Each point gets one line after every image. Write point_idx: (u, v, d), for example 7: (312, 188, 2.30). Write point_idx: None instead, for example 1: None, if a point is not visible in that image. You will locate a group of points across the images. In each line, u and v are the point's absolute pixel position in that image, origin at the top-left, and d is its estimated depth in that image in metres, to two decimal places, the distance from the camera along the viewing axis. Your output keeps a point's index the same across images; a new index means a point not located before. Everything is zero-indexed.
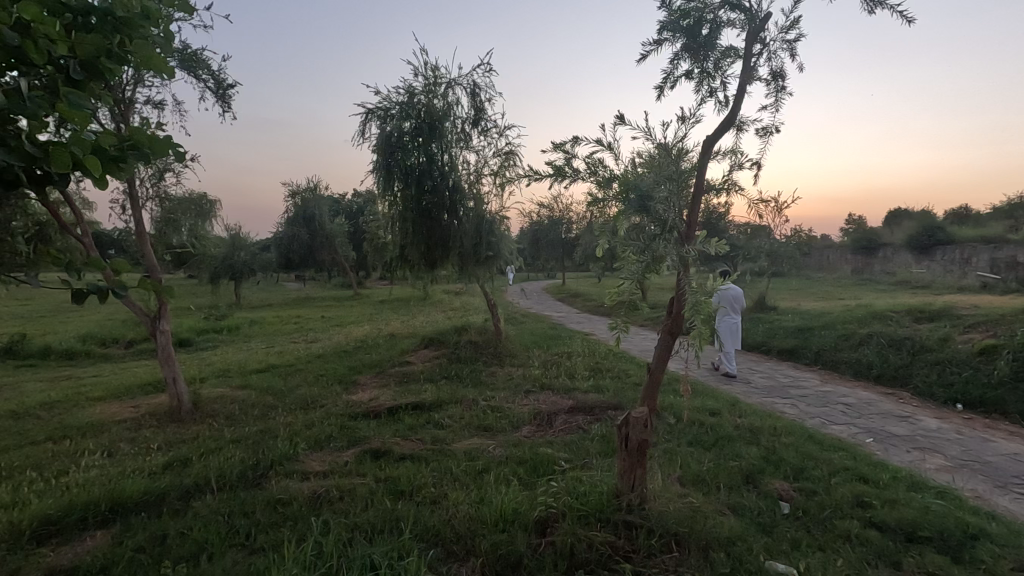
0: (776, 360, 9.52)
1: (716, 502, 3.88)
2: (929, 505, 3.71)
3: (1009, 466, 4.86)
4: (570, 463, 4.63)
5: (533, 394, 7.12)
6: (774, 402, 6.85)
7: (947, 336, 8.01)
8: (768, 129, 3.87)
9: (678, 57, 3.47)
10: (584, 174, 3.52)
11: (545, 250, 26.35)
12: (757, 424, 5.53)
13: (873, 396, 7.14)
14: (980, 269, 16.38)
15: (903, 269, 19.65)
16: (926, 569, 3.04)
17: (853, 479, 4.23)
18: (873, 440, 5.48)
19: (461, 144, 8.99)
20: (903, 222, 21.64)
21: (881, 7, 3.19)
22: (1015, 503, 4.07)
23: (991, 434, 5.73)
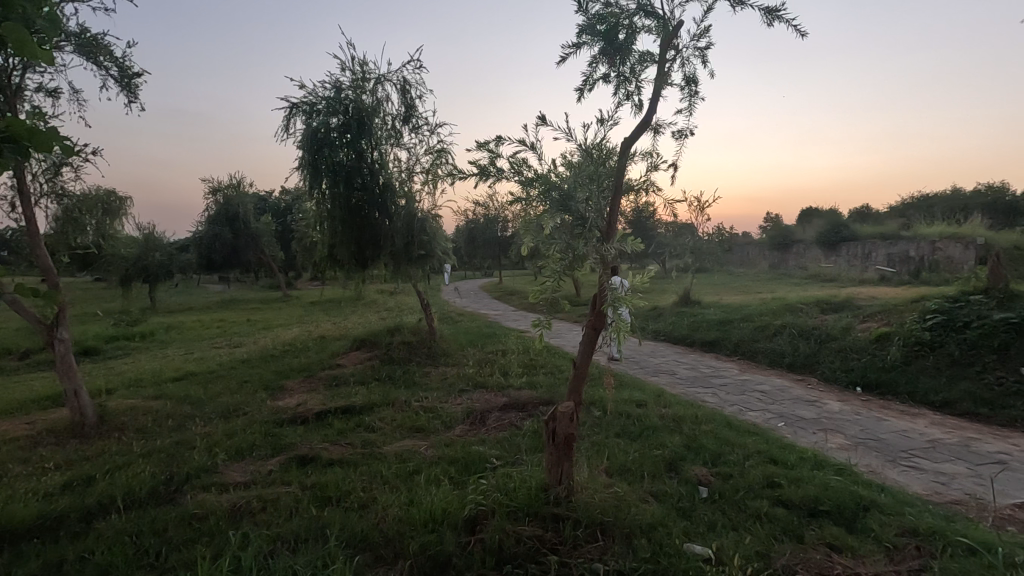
0: (700, 351, 10.01)
1: (640, 490, 4.05)
2: (829, 481, 4.02)
3: (898, 442, 5.36)
4: (501, 460, 4.68)
5: (467, 393, 7.12)
6: (696, 392, 7.19)
7: (849, 326, 8.72)
8: (683, 132, 4.02)
9: (596, 61, 3.56)
10: (508, 173, 3.54)
11: (482, 248, 26.35)
12: (680, 414, 5.80)
13: (785, 383, 7.66)
14: (878, 263, 17.92)
15: (814, 264, 21.20)
16: (824, 539, 3.29)
17: (765, 461, 4.52)
18: (783, 424, 5.89)
19: (391, 141, 8.81)
20: (813, 221, 23.34)
21: (779, 20, 3.40)
22: (902, 476, 4.49)
23: (885, 413, 6.28)
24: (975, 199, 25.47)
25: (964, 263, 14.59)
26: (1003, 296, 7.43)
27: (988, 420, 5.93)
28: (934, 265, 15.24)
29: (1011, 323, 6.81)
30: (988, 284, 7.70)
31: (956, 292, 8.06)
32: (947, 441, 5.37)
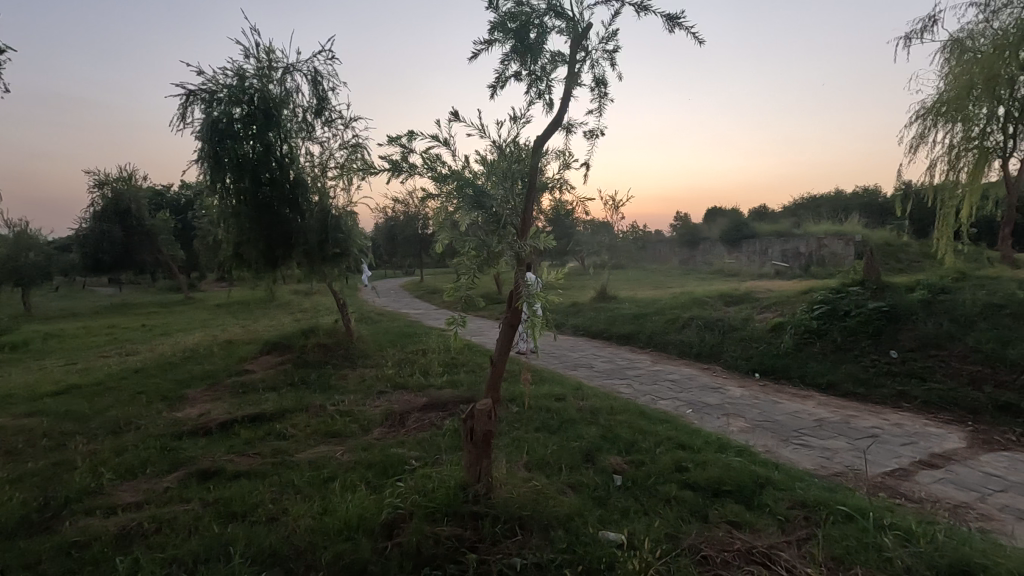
0: (616, 345, 10.40)
1: (558, 482, 4.13)
2: (730, 462, 4.29)
3: (791, 422, 5.84)
4: (420, 461, 4.61)
5: (386, 394, 6.95)
6: (613, 384, 7.46)
7: (748, 317, 9.39)
8: (594, 132, 4.12)
9: (507, 58, 3.57)
10: (422, 169, 3.47)
11: (402, 246, 25.84)
12: (597, 405, 5.98)
13: (693, 372, 8.13)
14: (774, 258, 19.50)
15: (719, 259, 22.68)
16: (726, 517, 3.52)
17: (674, 447, 4.76)
18: (691, 411, 6.24)
19: (302, 134, 8.41)
20: (717, 220, 25.02)
21: (680, 27, 3.57)
22: (793, 453, 4.90)
23: (780, 396, 6.83)
24: (853, 200, 28.37)
25: (845, 258, 16.35)
26: (876, 286, 8.30)
27: (865, 398, 6.60)
28: (820, 260, 16.83)
29: (883, 310, 7.61)
30: (864, 276, 8.57)
31: (839, 284, 8.91)
32: (832, 419, 5.91)
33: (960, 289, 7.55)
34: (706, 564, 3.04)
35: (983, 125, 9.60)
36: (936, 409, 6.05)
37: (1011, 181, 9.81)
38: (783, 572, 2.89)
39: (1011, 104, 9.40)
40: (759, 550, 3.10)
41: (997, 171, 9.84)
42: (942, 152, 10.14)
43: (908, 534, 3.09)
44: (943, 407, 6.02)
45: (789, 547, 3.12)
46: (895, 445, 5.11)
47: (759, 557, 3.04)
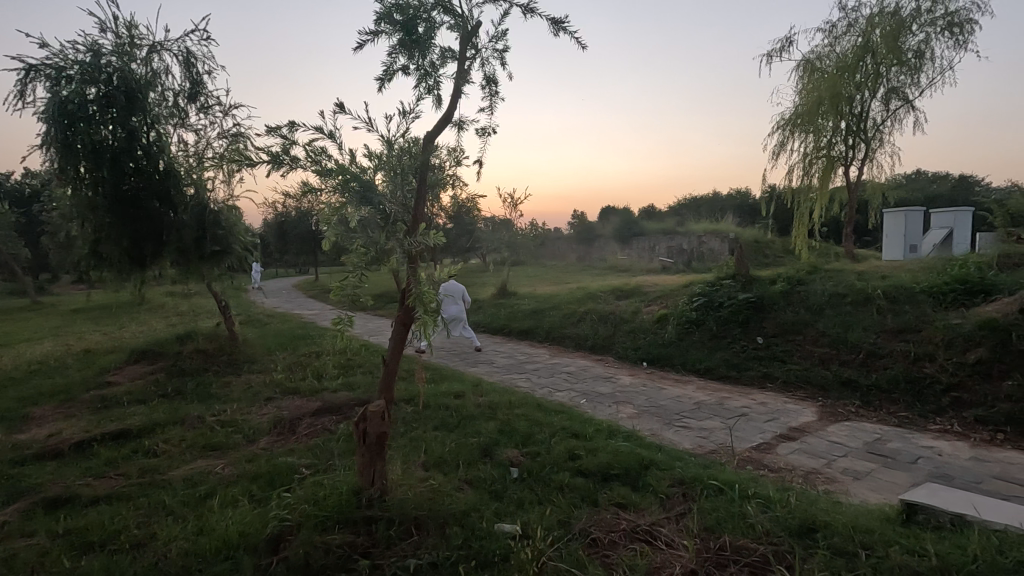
0: (515, 340, 10.61)
1: (455, 479, 4.14)
2: (618, 448, 4.53)
3: (673, 406, 6.30)
4: (311, 469, 4.39)
5: (275, 401, 6.55)
6: (512, 378, 7.60)
7: (637, 309, 9.98)
8: (486, 130, 4.16)
9: (395, 51, 3.49)
10: (304, 162, 3.29)
11: (294, 242, 24.45)
12: (495, 400, 6.06)
13: (588, 364, 8.50)
14: (661, 254, 20.90)
15: (612, 255, 23.89)
16: (614, 500, 3.72)
17: (568, 436, 4.94)
18: (584, 401, 6.52)
19: (173, 120, 7.66)
20: (610, 218, 26.33)
21: (564, 31, 3.69)
22: (675, 435, 5.29)
23: (665, 383, 7.34)
24: (728, 202, 31.18)
25: (721, 254, 17.93)
26: (746, 279, 9.17)
27: (736, 381, 7.28)
28: (700, 256, 18.30)
29: (751, 301, 8.42)
30: (736, 271, 9.44)
31: (715, 278, 9.73)
32: (708, 401, 6.46)
33: (813, 280, 8.53)
34: (595, 545, 3.20)
35: (829, 136, 10.95)
36: (794, 387, 6.80)
37: (852, 186, 11.28)
38: (662, 545, 3.10)
39: (851, 119, 10.81)
40: (642, 528, 3.30)
41: (841, 177, 11.26)
42: (798, 159, 11.42)
43: (767, 500, 3.43)
44: (799, 385, 6.80)
45: (668, 522, 3.36)
46: (760, 422, 5.68)
47: (643, 534, 3.24)
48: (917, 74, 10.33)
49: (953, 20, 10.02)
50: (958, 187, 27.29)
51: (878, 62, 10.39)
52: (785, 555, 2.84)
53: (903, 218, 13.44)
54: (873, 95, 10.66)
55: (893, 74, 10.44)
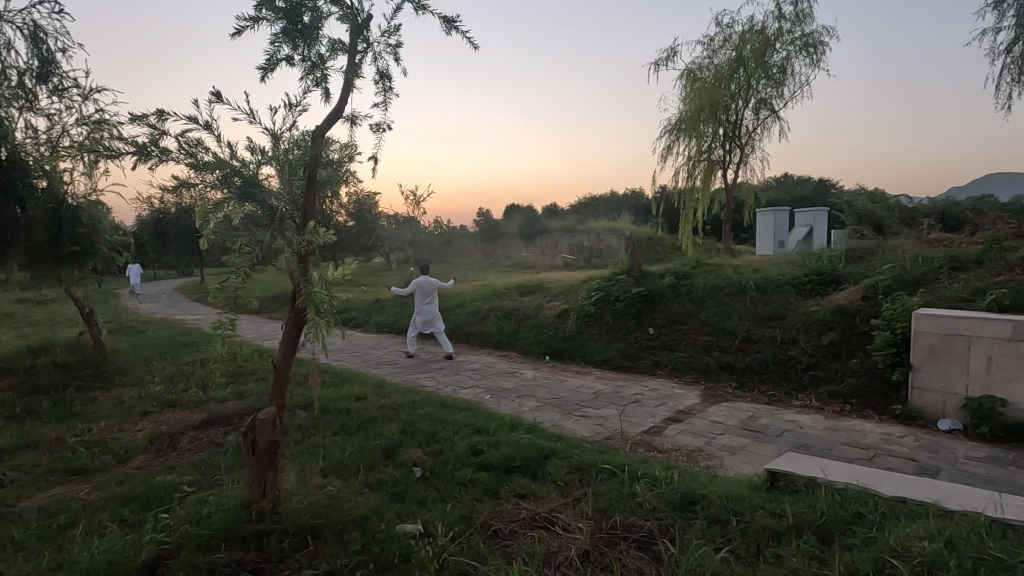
0: (420, 339, 10.49)
1: (355, 483, 4.04)
2: (520, 440, 4.64)
3: (573, 397, 6.56)
4: (195, 486, 4.08)
5: (152, 415, 5.98)
6: (416, 378, 7.50)
7: (540, 305, 10.26)
8: (379, 126, 4.09)
9: (277, 39, 3.32)
10: (177, 154, 3.04)
11: (175, 242, 22.37)
12: (399, 401, 5.96)
13: (493, 360, 8.62)
14: (563, 251, 21.61)
15: (517, 253, 24.33)
16: (516, 491, 3.81)
17: (471, 432, 4.98)
18: (489, 397, 6.60)
19: (18, 102, 6.69)
20: (515, 217, 26.77)
21: (456, 30, 3.71)
22: (574, 425, 5.51)
23: (565, 375, 7.62)
24: (623, 202, 32.96)
25: (618, 250, 18.91)
26: (638, 274, 9.73)
27: (631, 370, 7.72)
28: (600, 253, 19.17)
29: (643, 294, 8.95)
30: (629, 266, 9.99)
31: (611, 273, 10.24)
32: (605, 390, 6.79)
33: (696, 274, 9.23)
34: (496, 537, 3.27)
35: (709, 142, 11.91)
36: (681, 373, 7.34)
37: (730, 188, 12.34)
38: (559, 530, 3.23)
39: (727, 126, 11.83)
40: (541, 515, 3.41)
41: (720, 179, 12.29)
42: (684, 162, 12.30)
43: (654, 479, 3.68)
44: (685, 371, 7.35)
45: (566, 508, 3.51)
46: (651, 407, 6.08)
47: (541, 522, 3.36)
48: (781, 87, 11.52)
49: (808, 41, 11.30)
50: (816, 189, 30.84)
51: (749, 75, 11.46)
52: (668, 529, 3.07)
53: (771, 217, 14.98)
54: (746, 105, 11.74)
55: (761, 87, 11.56)
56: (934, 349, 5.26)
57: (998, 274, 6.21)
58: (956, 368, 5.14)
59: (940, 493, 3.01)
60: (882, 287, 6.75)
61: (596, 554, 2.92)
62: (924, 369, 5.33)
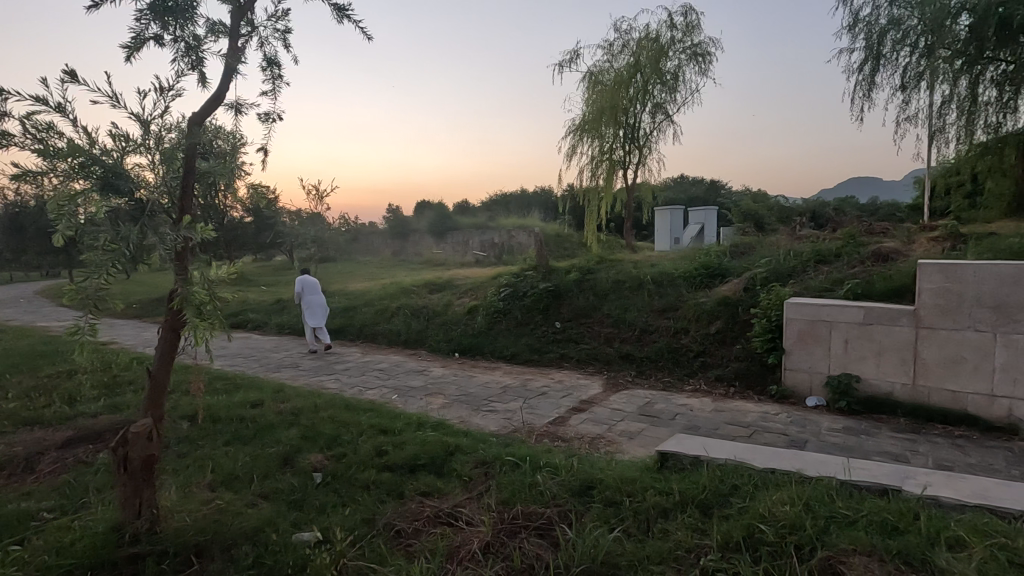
0: (325, 340, 10.09)
1: (247, 495, 3.81)
2: (425, 437, 4.58)
3: (482, 393, 6.61)
4: (57, 511, 3.65)
5: (6, 435, 5.26)
6: (319, 381, 7.19)
7: (450, 302, 10.22)
8: (268, 116, 3.89)
9: (144, 16, 3.03)
10: (22, 140, 2.70)
11: (35, 239, 19.80)
12: (299, 404, 5.69)
13: (401, 358, 8.47)
14: (475, 247, 21.67)
15: (428, 249, 24.05)
16: (420, 489, 3.77)
17: (376, 433, 4.84)
18: (396, 396, 6.48)
19: None
20: (425, 213, 26.46)
21: (349, 19, 3.60)
22: (481, 420, 5.55)
23: (474, 371, 7.66)
24: (533, 200, 33.69)
25: (527, 247, 19.30)
26: (545, 270, 9.96)
27: (538, 364, 7.92)
28: (510, 250, 19.44)
29: (550, 290, 9.19)
30: (537, 263, 10.20)
31: (520, 269, 10.42)
32: (513, 384, 6.91)
33: (599, 269, 9.60)
34: (399, 537, 3.23)
35: (611, 143, 12.44)
36: (586, 365, 7.63)
37: (630, 187, 12.95)
38: (463, 525, 3.24)
39: (627, 128, 12.39)
40: (445, 512, 3.40)
41: (621, 179, 12.84)
42: (588, 161, 12.76)
43: (555, 467, 3.78)
44: (589, 363, 7.64)
45: (470, 502, 3.51)
46: (556, 399, 6.26)
47: (445, 518, 3.35)
48: (674, 93, 12.24)
49: (697, 51, 12.09)
50: (708, 190, 33.30)
51: (645, 80, 12.07)
52: (566, 515, 3.18)
53: (668, 215, 15.83)
54: (644, 109, 12.34)
55: (657, 92, 12.20)
56: (802, 334, 5.85)
57: (853, 266, 7.01)
58: (820, 350, 5.76)
59: (802, 462, 3.36)
60: (760, 279, 7.40)
61: (498, 544, 2.97)
62: (795, 352, 5.91)
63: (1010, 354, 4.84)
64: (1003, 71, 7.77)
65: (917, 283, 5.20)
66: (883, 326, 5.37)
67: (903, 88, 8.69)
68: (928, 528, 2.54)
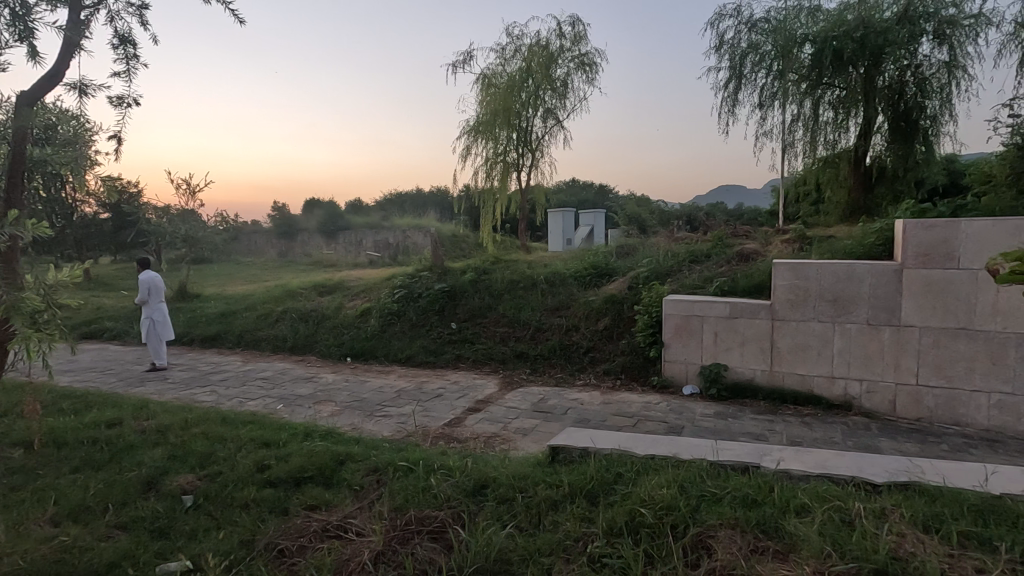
0: (199, 350, 9.22)
1: (100, 527, 3.37)
2: (312, 447, 4.33)
3: (375, 398, 6.40)
4: None
5: None
6: (191, 394, 6.55)
7: (340, 305, 9.79)
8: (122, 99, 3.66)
9: None
10: None
11: None
12: (166, 420, 5.14)
13: (287, 365, 7.99)
14: (368, 248, 20.96)
15: (317, 249, 22.85)
16: (306, 503, 3.56)
17: (257, 446, 4.49)
18: (281, 406, 6.09)
19: None
20: (314, 211, 25.08)
21: None
22: (374, 426, 5.38)
23: (367, 376, 7.41)
24: (429, 201, 33.40)
25: (423, 248, 19.06)
26: (441, 271, 9.87)
27: (433, 365, 7.84)
28: (405, 251, 19.06)
29: (445, 291, 9.12)
30: (432, 263, 10.10)
31: (414, 271, 10.23)
32: (407, 388, 6.76)
33: (494, 269, 9.68)
34: (282, 556, 3.03)
35: (504, 145, 12.62)
36: (481, 365, 7.67)
37: (524, 189, 13.21)
38: (353, 536, 3.10)
39: (520, 132, 12.63)
40: (334, 525, 3.24)
41: (515, 181, 13.06)
42: (482, 162, 12.86)
43: (449, 469, 3.73)
44: (484, 363, 7.70)
45: (360, 512, 3.38)
46: (452, 400, 6.23)
47: (333, 531, 3.19)
48: (564, 99, 12.65)
49: (584, 60, 12.62)
50: (597, 194, 35.10)
51: (536, 86, 12.37)
52: (460, 516, 3.17)
53: (560, 217, 16.52)
54: (535, 114, 12.63)
55: (548, 97, 12.54)
56: (679, 328, 6.33)
57: (722, 266, 7.71)
58: (694, 342, 6.26)
59: (677, 447, 3.63)
60: (643, 279, 7.90)
61: (389, 553, 2.89)
62: (673, 345, 6.37)
63: (845, 341, 5.57)
64: (837, 96, 9.01)
65: (773, 280, 5.83)
66: (746, 319, 5.97)
67: (760, 105, 9.70)
68: (781, 498, 2.85)
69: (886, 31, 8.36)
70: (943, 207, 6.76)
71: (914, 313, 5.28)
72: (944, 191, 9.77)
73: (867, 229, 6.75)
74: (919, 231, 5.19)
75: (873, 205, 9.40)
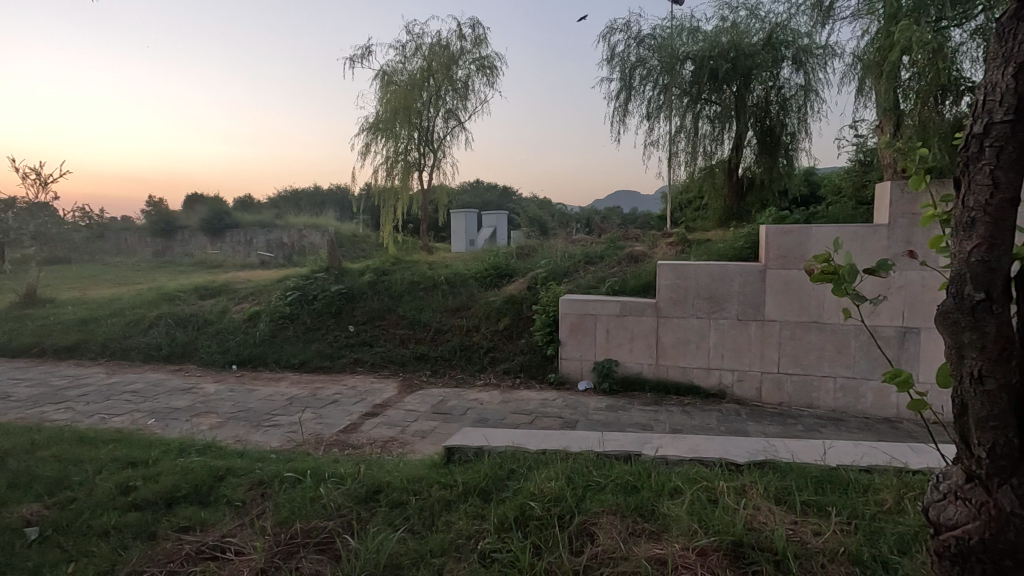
0: (53, 362, 8.13)
1: None
2: (187, 464, 3.99)
3: (263, 406, 6.03)
4: None
5: None
6: (41, 412, 5.78)
7: (225, 308, 9.09)
8: None
9: None
10: None
11: None
12: (7, 443, 4.48)
13: (161, 376, 7.29)
14: (260, 248, 19.75)
15: (200, 249, 21.04)
16: (178, 525, 3.27)
17: (122, 467, 4.05)
18: (152, 420, 5.55)
19: None
20: (196, 207, 23.06)
21: None
22: (261, 436, 5.07)
23: (254, 384, 6.95)
24: (328, 200, 32.03)
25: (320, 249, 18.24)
26: (337, 272, 9.49)
27: (329, 370, 7.53)
28: (301, 252, 18.13)
29: (342, 292, 8.78)
30: (328, 264, 9.66)
31: (308, 271, 9.74)
32: (300, 394, 6.44)
33: (394, 270, 9.47)
34: None
35: (405, 144, 12.38)
36: (380, 368, 7.49)
37: (426, 189, 13.05)
38: (232, 556, 2.90)
39: (421, 131, 12.48)
40: (210, 545, 3.00)
41: (417, 181, 12.87)
42: (382, 160, 12.53)
43: (340, 476, 3.60)
44: (383, 366, 7.53)
45: (241, 529, 3.17)
46: (348, 406, 6.02)
47: (209, 551, 2.96)
48: (464, 100, 12.66)
49: (485, 63, 12.70)
50: (501, 196, 35.58)
51: (437, 86, 12.31)
52: (349, 524, 3.08)
53: (463, 217, 16.61)
54: (437, 114, 12.56)
55: (449, 98, 12.50)
56: (574, 326, 6.59)
57: (614, 267, 8.13)
58: (587, 340, 6.55)
59: (567, 441, 3.78)
60: (540, 280, 8.11)
61: (272, 570, 2.75)
62: (569, 343, 6.62)
63: (720, 335, 6.10)
64: (714, 111, 9.89)
65: (657, 280, 6.25)
66: (634, 317, 6.35)
67: (648, 117, 10.34)
68: (657, 483, 3.07)
69: (753, 55, 9.36)
70: (799, 214, 7.61)
71: (775, 309, 5.90)
72: (804, 202, 10.80)
73: (738, 233, 7.43)
74: (778, 236, 5.82)
75: (745, 212, 10.24)
